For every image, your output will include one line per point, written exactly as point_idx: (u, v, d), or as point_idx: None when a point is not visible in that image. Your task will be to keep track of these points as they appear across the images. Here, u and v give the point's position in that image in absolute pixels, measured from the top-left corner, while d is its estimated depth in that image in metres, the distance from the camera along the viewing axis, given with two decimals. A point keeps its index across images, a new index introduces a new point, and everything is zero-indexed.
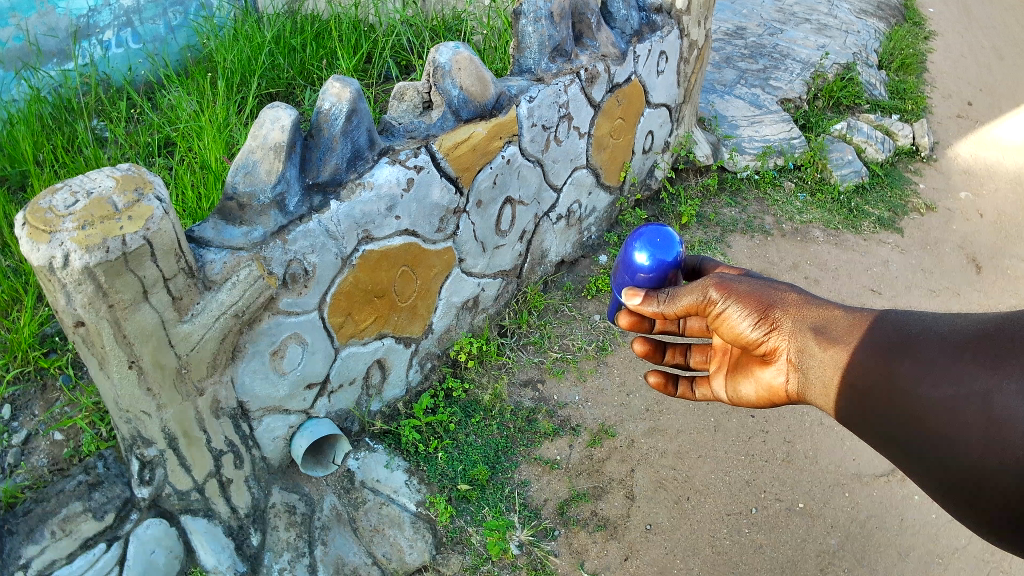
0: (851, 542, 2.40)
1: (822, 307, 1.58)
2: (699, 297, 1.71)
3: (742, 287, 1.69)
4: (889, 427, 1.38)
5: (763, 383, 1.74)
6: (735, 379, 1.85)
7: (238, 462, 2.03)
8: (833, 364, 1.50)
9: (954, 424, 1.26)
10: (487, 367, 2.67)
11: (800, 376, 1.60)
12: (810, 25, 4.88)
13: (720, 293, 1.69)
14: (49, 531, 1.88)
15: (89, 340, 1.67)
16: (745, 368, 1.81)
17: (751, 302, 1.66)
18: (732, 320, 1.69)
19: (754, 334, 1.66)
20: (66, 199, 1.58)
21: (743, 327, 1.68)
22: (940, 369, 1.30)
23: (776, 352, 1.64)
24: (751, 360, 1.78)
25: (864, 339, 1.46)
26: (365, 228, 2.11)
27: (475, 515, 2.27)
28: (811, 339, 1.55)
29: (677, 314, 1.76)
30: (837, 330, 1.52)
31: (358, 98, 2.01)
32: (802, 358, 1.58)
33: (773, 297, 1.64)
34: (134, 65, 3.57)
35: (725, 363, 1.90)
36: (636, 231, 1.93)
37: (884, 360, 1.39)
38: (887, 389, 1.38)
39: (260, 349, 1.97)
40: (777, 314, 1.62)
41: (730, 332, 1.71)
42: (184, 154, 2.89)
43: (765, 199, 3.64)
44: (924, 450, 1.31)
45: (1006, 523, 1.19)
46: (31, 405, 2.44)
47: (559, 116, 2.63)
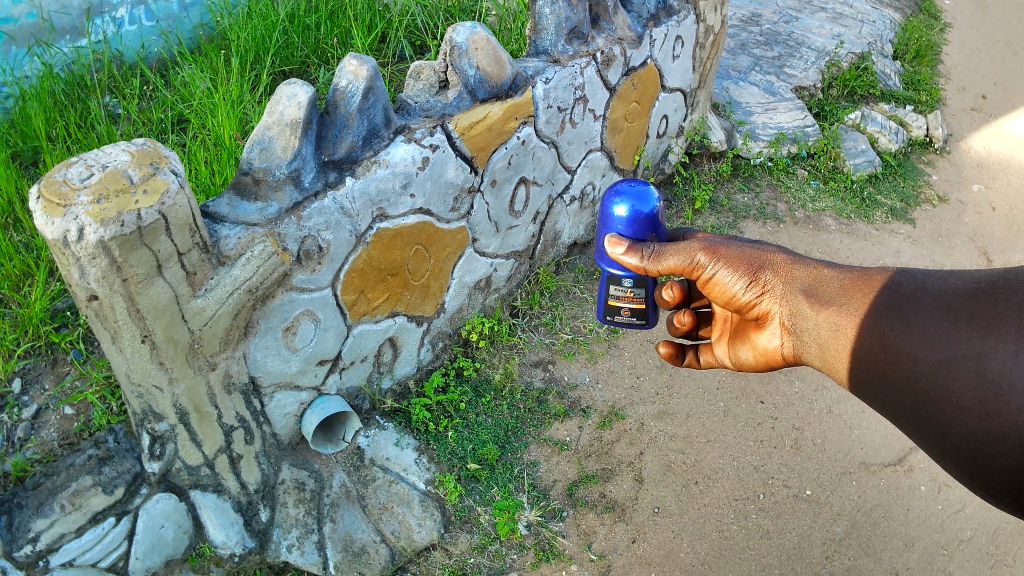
0: (857, 530, 2.41)
1: (813, 268, 1.61)
2: (686, 259, 1.71)
3: (730, 250, 1.70)
4: (886, 394, 1.42)
5: (757, 347, 1.75)
6: (734, 345, 1.86)
7: (249, 439, 2.04)
8: (828, 326, 1.52)
9: (951, 390, 1.30)
10: (498, 347, 2.67)
11: (793, 340, 1.62)
12: (826, 14, 4.85)
13: (710, 256, 1.70)
14: (58, 506, 1.85)
15: (102, 314, 1.67)
16: (743, 334, 1.81)
17: (741, 265, 1.68)
18: (721, 283, 1.71)
19: (746, 296, 1.69)
20: (81, 172, 1.58)
21: (734, 289, 1.70)
22: (937, 334, 1.34)
23: (768, 314, 1.67)
24: (747, 325, 1.79)
25: (857, 299, 1.49)
26: (379, 205, 2.11)
27: (484, 494, 2.29)
28: (804, 302, 1.57)
29: (659, 275, 1.73)
30: (828, 292, 1.55)
31: (376, 76, 2.01)
32: (794, 322, 1.59)
33: (762, 258, 1.67)
34: (148, 42, 3.50)
35: (726, 330, 1.91)
36: (612, 185, 1.79)
37: (881, 325, 1.43)
38: (885, 357, 1.41)
39: (272, 326, 1.98)
40: (767, 276, 1.65)
41: (719, 294, 1.74)
42: (198, 131, 2.90)
43: (777, 185, 3.64)
44: (921, 416, 1.35)
45: (1005, 487, 1.24)
46: (42, 379, 2.44)
47: (575, 99, 2.63)
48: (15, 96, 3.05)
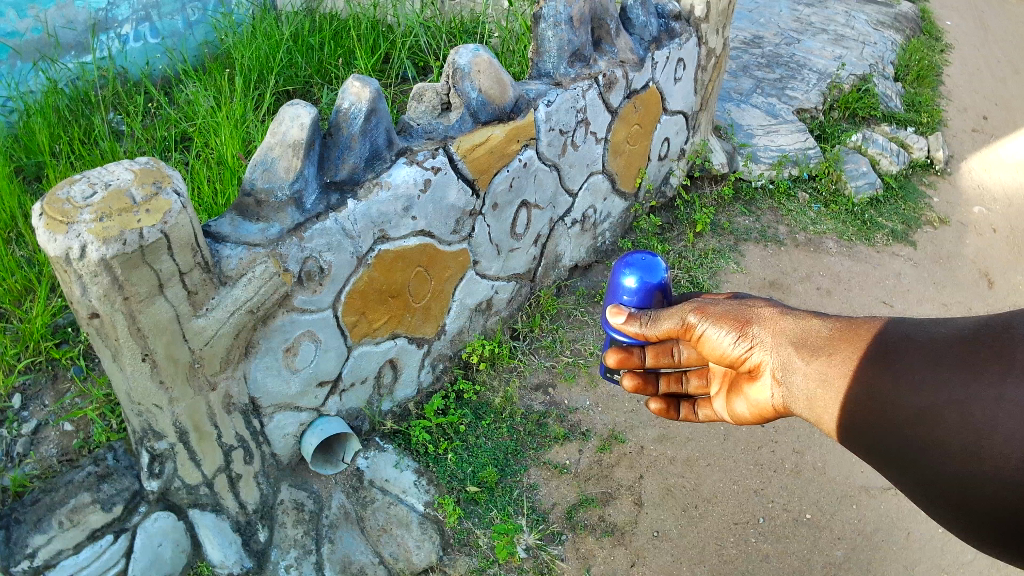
0: (857, 554, 2.40)
1: (801, 318, 1.54)
2: (679, 321, 1.71)
3: (719, 308, 1.67)
4: (870, 439, 1.35)
5: (752, 400, 1.68)
6: (731, 398, 1.77)
7: (249, 458, 2.04)
8: (816, 376, 1.45)
9: (937, 435, 1.24)
10: (498, 369, 2.67)
11: (783, 391, 1.55)
12: (827, 36, 4.87)
13: (698, 315, 1.67)
14: (56, 522, 1.87)
15: (103, 332, 1.67)
16: (738, 387, 1.74)
17: (729, 321, 1.64)
18: (711, 341, 1.66)
19: (737, 349, 1.63)
20: (84, 190, 1.59)
21: (725, 343, 1.64)
22: (921, 379, 1.28)
23: (761, 366, 1.60)
24: (740, 378, 1.72)
25: (844, 349, 1.42)
26: (381, 227, 2.11)
27: (483, 517, 2.28)
28: (794, 354, 1.51)
29: (659, 338, 1.75)
30: (816, 341, 1.48)
31: (378, 98, 2.02)
32: (786, 373, 1.52)
33: (751, 310, 1.62)
34: (152, 60, 3.53)
35: (722, 383, 1.82)
36: (622, 256, 1.85)
37: (865, 372, 1.36)
38: (869, 404, 1.34)
39: (273, 346, 1.98)
40: (755, 330, 1.60)
41: (711, 354, 1.68)
42: (200, 149, 2.91)
43: (779, 208, 3.64)
44: (908, 461, 1.29)
45: (995, 534, 1.19)
46: (42, 395, 2.44)
47: (577, 121, 2.64)
48: (19, 110, 3.06)
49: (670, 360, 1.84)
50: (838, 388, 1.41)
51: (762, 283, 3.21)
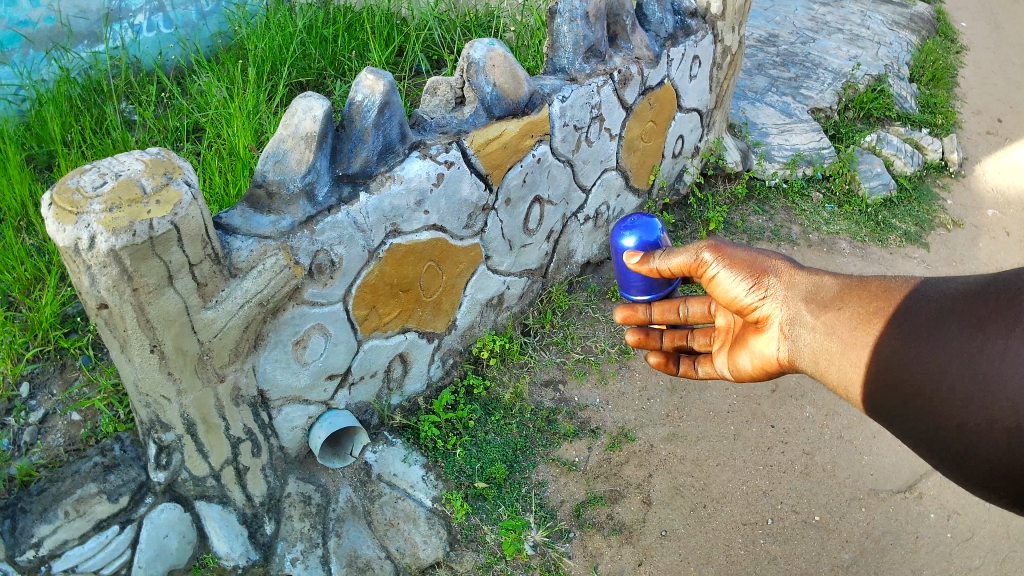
0: (865, 557, 2.39)
1: (813, 274, 1.56)
2: (694, 257, 1.76)
3: (736, 253, 1.70)
4: (878, 398, 1.33)
5: (756, 352, 1.69)
6: (734, 352, 1.78)
7: (256, 451, 2.03)
8: (823, 329, 1.46)
9: (939, 389, 1.23)
10: (508, 365, 2.66)
11: (788, 344, 1.56)
12: (843, 35, 4.85)
13: (712, 254, 1.72)
14: (62, 512, 1.87)
15: (112, 323, 1.66)
16: (742, 340, 1.75)
17: (743, 267, 1.67)
18: (722, 284, 1.70)
19: (747, 299, 1.65)
20: (94, 180, 1.58)
21: (736, 292, 1.68)
22: (926, 334, 1.27)
23: (767, 319, 1.62)
24: (747, 330, 1.73)
25: (853, 303, 1.43)
26: (393, 221, 2.10)
27: (491, 513, 2.27)
28: (804, 307, 1.52)
29: (675, 273, 1.84)
30: (826, 296, 1.49)
31: (392, 91, 2.01)
32: (793, 326, 1.54)
33: (766, 262, 1.65)
34: (165, 50, 3.52)
35: (727, 338, 1.84)
36: (623, 220, 2.06)
37: (875, 332, 1.35)
38: (877, 363, 1.33)
39: (282, 339, 1.97)
40: (769, 280, 1.62)
41: (720, 299, 1.73)
42: (212, 141, 2.90)
43: (792, 208, 3.62)
44: (909, 418, 1.28)
45: (1001, 488, 1.17)
46: (49, 384, 2.44)
47: (592, 117, 2.62)
48: (30, 99, 3.07)
49: (675, 317, 1.96)
50: (842, 341, 1.41)
51: None
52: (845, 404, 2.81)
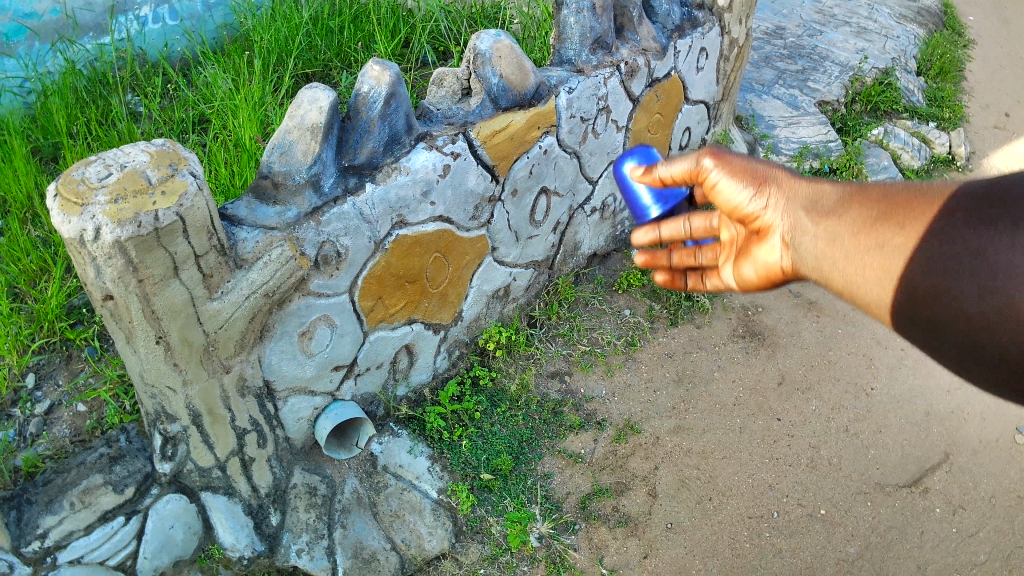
0: (870, 551, 2.38)
1: (815, 182, 1.38)
2: (693, 163, 1.58)
3: (738, 160, 1.52)
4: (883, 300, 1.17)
5: (760, 263, 1.50)
6: (738, 266, 1.57)
7: (262, 442, 2.03)
8: (825, 237, 1.28)
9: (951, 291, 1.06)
10: (515, 357, 2.65)
11: (791, 256, 1.38)
12: (850, 28, 4.83)
13: (713, 160, 1.54)
14: (68, 503, 1.85)
15: (117, 314, 1.66)
16: (745, 252, 1.55)
17: (745, 175, 1.49)
18: (724, 192, 1.52)
19: (750, 206, 1.47)
20: (99, 171, 1.58)
21: (739, 199, 1.50)
22: (936, 230, 1.09)
23: (771, 228, 1.44)
24: (750, 241, 1.53)
25: (854, 210, 1.24)
26: (399, 212, 2.10)
27: (497, 505, 2.28)
28: (805, 217, 1.34)
29: (677, 181, 1.65)
30: (828, 204, 1.31)
31: (398, 82, 2.00)
32: (794, 236, 1.36)
33: (770, 171, 1.46)
34: (171, 42, 3.50)
35: (731, 253, 1.62)
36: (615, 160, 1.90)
37: (878, 234, 1.17)
38: (884, 269, 1.15)
39: (288, 330, 1.97)
40: (771, 188, 1.44)
41: (722, 208, 1.55)
42: (218, 132, 2.90)
43: None
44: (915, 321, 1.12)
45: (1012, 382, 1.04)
46: (56, 375, 2.45)
47: (598, 109, 2.61)
48: (36, 91, 3.07)
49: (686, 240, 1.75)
50: (845, 247, 1.23)
51: None
52: (851, 397, 2.80)
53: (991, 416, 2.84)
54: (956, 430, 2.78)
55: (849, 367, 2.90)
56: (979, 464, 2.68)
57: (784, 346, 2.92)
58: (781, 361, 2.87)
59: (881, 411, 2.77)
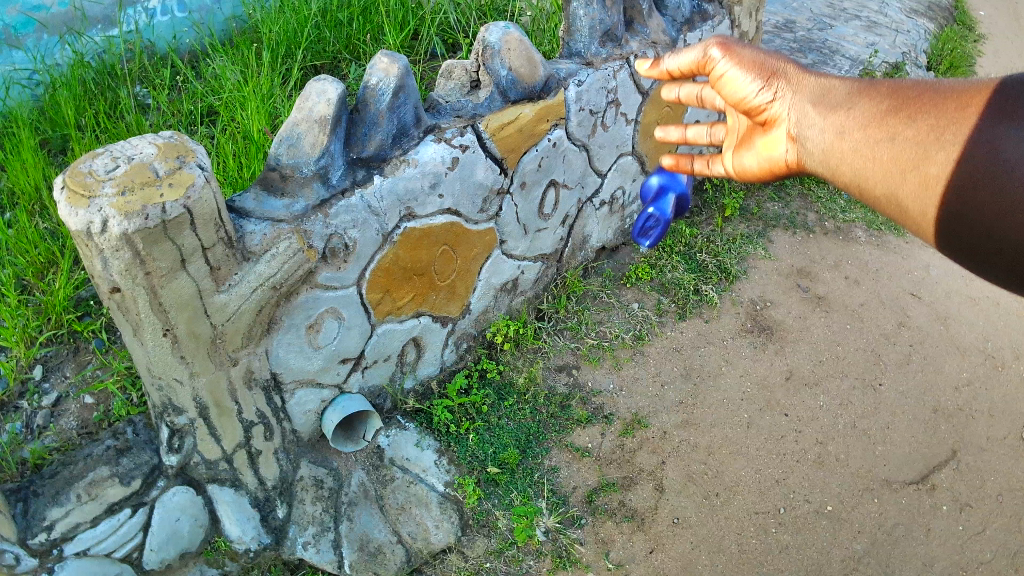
0: (877, 548, 2.37)
1: (823, 77, 1.45)
2: (700, 56, 1.60)
3: (745, 53, 1.56)
4: (891, 190, 1.28)
5: (764, 155, 1.58)
6: (739, 155, 1.65)
7: (269, 435, 2.03)
8: (834, 130, 1.37)
9: (965, 187, 1.17)
10: (522, 350, 2.65)
11: (799, 147, 1.46)
12: (860, 22, 4.80)
13: (721, 52, 1.57)
14: (75, 495, 1.84)
15: (124, 306, 1.66)
16: (749, 140, 1.62)
17: (754, 67, 1.53)
18: (730, 83, 1.57)
19: (757, 99, 1.53)
20: (106, 164, 1.58)
21: (746, 91, 1.55)
22: (953, 124, 1.19)
23: (777, 120, 1.51)
24: (754, 131, 1.61)
25: (864, 103, 1.34)
26: (407, 205, 2.09)
27: (503, 498, 2.28)
28: (811, 109, 1.43)
29: (682, 75, 1.64)
30: (835, 98, 1.40)
31: (407, 74, 1.99)
32: (801, 128, 1.45)
33: (778, 63, 1.51)
34: (179, 34, 3.45)
35: (731, 143, 1.70)
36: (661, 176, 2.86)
37: (890, 126, 1.27)
38: (894, 159, 1.26)
39: (296, 323, 1.97)
40: (780, 81, 1.49)
41: (727, 99, 1.60)
42: (227, 124, 2.90)
43: (809, 194, 3.60)
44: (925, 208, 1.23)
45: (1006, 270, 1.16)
46: (63, 367, 2.45)
47: (607, 102, 2.60)
48: (44, 84, 3.08)
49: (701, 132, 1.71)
50: (854, 139, 1.33)
51: (791, 271, 3.19)
52: (860, 393, 2.78)
53: (1000, 414, 2.82)
54: (965, 426, 2.76)
55: (858, 363, 2.88)
56: (987, 461, 2.67)
57: (792, 341, 2.91)
58: (789, 356, 2.85)
59: (889, 407, 2.75)
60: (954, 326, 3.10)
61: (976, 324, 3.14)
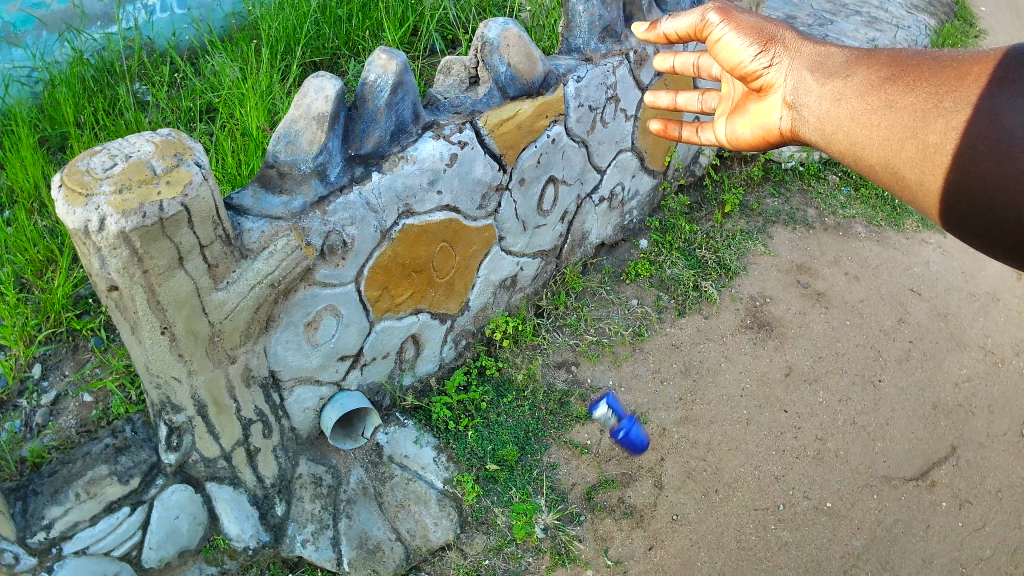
0: (876, 545, 2.37)
1: (821, 45, 1.55)
2: (699, 19, 1.69)
3: (744, 18, 1.65)
4: (890, 158, 1.37)
5: (757, 120, 1.67)
6: (733, 121, 1.75)
7: (268, 432, 2.03)
8: (831, 97, 1.46)
9: (965, 155, 1.24)
10: (521, 346, 2.65)
11: (793, 113, 1.56)
12: (861, 18, 4.79)
13: (720, 17, 1.67)
14: (73, 493, 1.83)
15: (122, 304, 1.66)
16: (744, 106, 1.73)
17: (751, 33, 1.63)
18: (727, 47, 1.67)
19: (752, 64, 1.63)
20: (104, 162, 1.58)
21: (743, 56, 1.64)
22: (950, 91, 1.28)
23: (772, 85, 1.60)
24: (749, 97, 1.71)
25: (863, 70, 1.43)
26: (405, 202, 2.09)
27: (502, 495, 2.28)
28: (810, 77, 1.52)
29: (680, 37, 1.74)
30: (834, 66, 1.49)
31: (405, 71, 1.99)
32: (797, 95, 1.54)
33: (775, 29, 1.61)
34: (179, 31, 3.45)
35: (725, 110, 1.80)
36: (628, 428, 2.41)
37: (888, 95, 1.36)
38: (893, 127, 1.34)
39: (294, 320, 1.97)
40: (777, 47, 1.59)
41: (722, 63, 1.70)
42: (226, 121, 2.90)
43: (808, 191, 3.59)
44: (922, 176, 1.32)
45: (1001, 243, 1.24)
46: (62, 365, 2.45)
47: (607, 98, 2.60)
48: (44, 82, 3.07)
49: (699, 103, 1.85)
50: (852, 106, 1.42)
51: (790, 266, 3.19)
52: (859, 389, 2.78)
53: (1000, 410, 2.82)
54: (964, 423, 2.76)
55: (857, 359, 2.87)
56: (986, 457, 2.67)
57: (792, 337, 2.90)
58: (789, 352, 2.85)
59: (889, 404, 2.75)
60: (953, 322, 3.09)
61: (977, 320, 3.13)
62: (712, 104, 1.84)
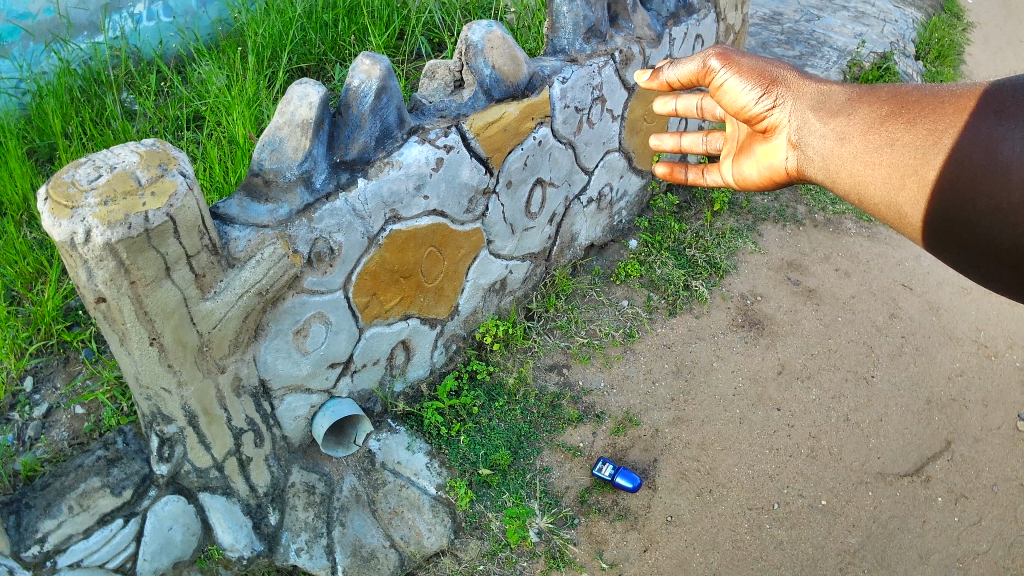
0: (872, 542, 2.37)
1: (822, 85, 1.65)
2: (701, 66, 1.82)
3: (744, 62, 1.77)
4: (892, 193, 1.45)
5: (764, 159, 1.79)
6: (739, 160, 1.88)
7: (259, 441, 2.02)
8: (834, 135, 1.55)
9: (962, 182, 1.33)
10: (512, 350, 2.64)
11: (798, 153, 1.66)
12: (848, 12, 4.78)
13: (722, 63, 1.79)
14: (66, 506, 1.84)
15: (110, 316, 1.65)
16: (750, 148, 1.85)
17: (753, 76, 1.74)
18: (731, 91, 1.78)
19: (757, 107, 1.73)
20: (89, 173, 1.57)
21: (745, 99, 1.75)
22: (948, 126, 1.36)
23: (777, 126, 1.71)
24: (754, 139, 1.83)
25: (862, 109, 1.52)
26: (392, 206, 2.08)
27: (495, 500, 2.27)
28: (813, 116, 1.61)
29: (681, 84, 1.87)
30: (835, 105, 1.58)
31: (390, 75, 1.98)
32: (802, 135, 1.64)
33: (776, 72, 1.72)
34: (165, 39, 3.43)
35: (733, 150, 1.93)
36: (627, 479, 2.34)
37: (889, 133, 1.44)
38: (895, 164, 1.43)
39: (282, 329, 1.96)
40: (779, 88, 1.69)
41: (726, 108, 1.81)
42: (213, 129, 2.89)
43: (798, 187, 3.58)
44: (923, 210, 1.40)
45: (997, 265, 1.33)
46: (53, 378, 2.44)
47: (593, 98, 2.59)
48: (31, 93, 3.05)
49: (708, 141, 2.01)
50: (855, 144, 1.50)
51: (781, 264, 3.18)
52: (852, 385, 2.77)
53: (993, 403, 2.82)
54: (959, 417, 2.76)
55: (850, 355, 2.87)
56: (981, 451, 2.67)
57: (783, 335, 2.89)
58: (781, 349, 2.85)
59: (882, 399, 2.75)
60: (945, 316, 3.09)
61: (969, 313, 3.13)
62: (717, 145, 2.01)
